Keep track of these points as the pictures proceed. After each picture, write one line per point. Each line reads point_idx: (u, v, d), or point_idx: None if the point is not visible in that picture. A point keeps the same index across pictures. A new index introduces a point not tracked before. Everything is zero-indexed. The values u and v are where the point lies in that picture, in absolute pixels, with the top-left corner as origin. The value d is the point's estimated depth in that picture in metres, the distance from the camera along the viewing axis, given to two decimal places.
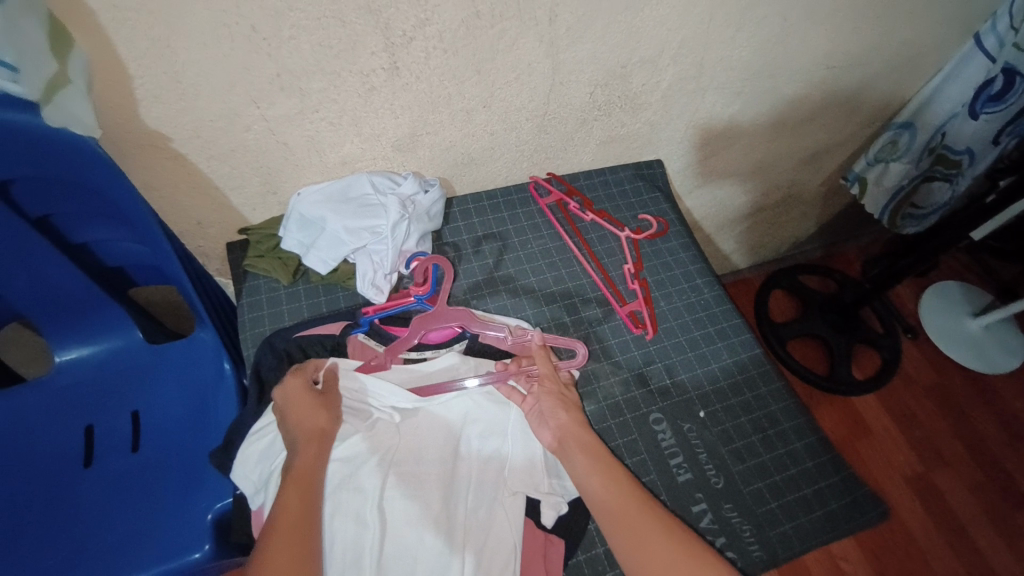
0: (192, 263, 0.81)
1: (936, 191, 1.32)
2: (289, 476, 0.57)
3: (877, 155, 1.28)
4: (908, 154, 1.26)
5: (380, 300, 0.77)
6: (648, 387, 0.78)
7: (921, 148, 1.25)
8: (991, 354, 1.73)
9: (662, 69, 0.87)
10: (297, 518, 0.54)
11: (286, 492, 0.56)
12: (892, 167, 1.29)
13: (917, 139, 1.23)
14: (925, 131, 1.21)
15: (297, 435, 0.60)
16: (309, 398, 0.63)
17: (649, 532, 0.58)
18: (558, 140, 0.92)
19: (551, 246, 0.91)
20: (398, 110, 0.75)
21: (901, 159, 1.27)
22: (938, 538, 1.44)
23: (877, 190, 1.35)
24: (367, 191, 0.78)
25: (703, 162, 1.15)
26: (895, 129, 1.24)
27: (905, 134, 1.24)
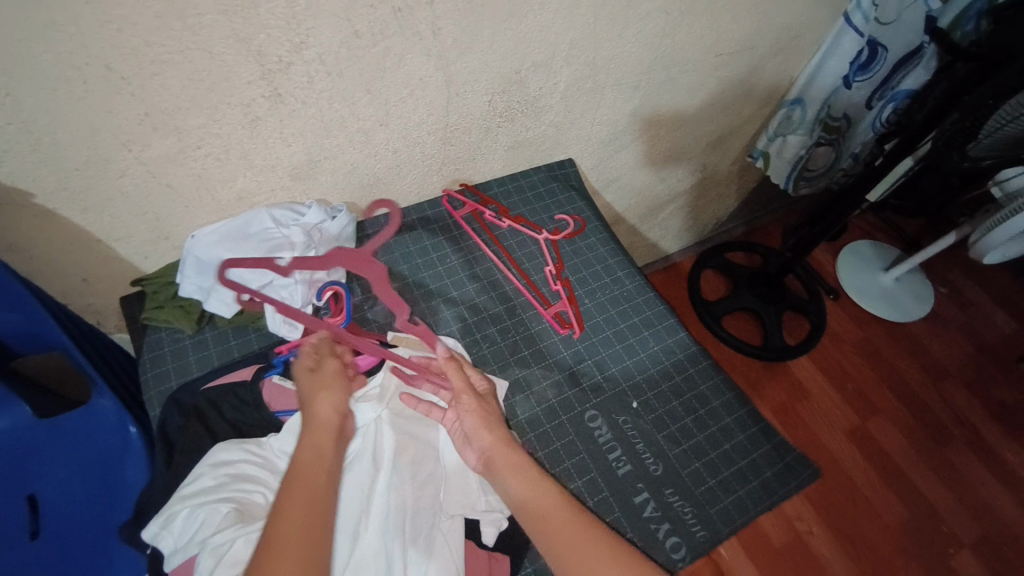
0: (77, 322, 0.74)
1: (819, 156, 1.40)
2: (286, 481, 0.57)
3: (776, 131, 1.35)
4: (802, 127, 1.32)
5: (296, 336, 0.75)
6: (580, 386, 0.80)
7: (813, 121, 1.31)
8: (904, 304, 1.86)
9: (557, 72, 0.88)
10: (297, 525, 0.53)
11: (282, 499, 0.55)
12: (790, 141, 1.35)
13: (808, 113, 1.30)
14: (814, 104, 1.28)
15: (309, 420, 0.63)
16: (309, 378, 0.67)
17: (585, 550, 0.57)
18: (465, 150, 0.92)
19: (471, 257, 0.90)
20: (289, 138, 0.73)
21: (798, 132, 1.33)
22: (879, 483, 1.53)
23: (781, 162, 1.40)
24: (268, 225, 0.76)
25: (614, 156, 1.18)
26: (788, 106, 1.30)
27: (797, 109, 1.31)
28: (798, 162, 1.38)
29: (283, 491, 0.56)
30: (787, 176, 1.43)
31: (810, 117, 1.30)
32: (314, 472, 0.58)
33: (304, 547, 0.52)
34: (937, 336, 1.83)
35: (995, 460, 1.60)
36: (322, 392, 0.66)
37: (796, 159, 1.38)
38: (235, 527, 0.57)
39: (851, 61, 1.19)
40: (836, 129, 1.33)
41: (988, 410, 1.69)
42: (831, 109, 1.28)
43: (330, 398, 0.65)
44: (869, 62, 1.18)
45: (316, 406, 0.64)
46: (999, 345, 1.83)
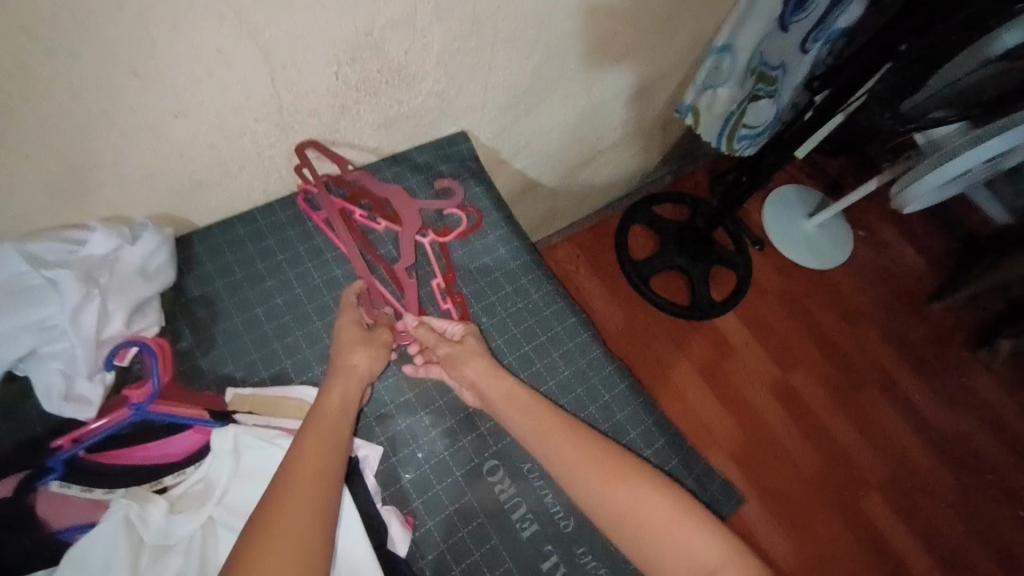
0: None
1: (759, 110, 1.20)
2: (311, 423, 0.56)
3: (705, 82, 1.20)
4: (733, 78, 1.17)
5: (90, 415, 0.56)
6: (478, 432, 0.67)
7: (743, 70, 1.16)
8: (825, 250, 1.84)
9: (426, 29, 0.66)
10: (313, 462, 0.52)
11: (303, 437, 0.54)
12: (719, 93, 1.22)
13: (739, 62, 1.15)
14: (744, 52, 1.13)
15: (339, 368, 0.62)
16: (359, 330, 0.65)
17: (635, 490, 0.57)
18: (317, 135, 0.71)
19: (338, 273, 0.73)
20: (23, 146, 0.50)
21: (728, 84, 1.20)
22: (799, 436, 1.56)
23: (711, 118, 1.27)
24: (23, 268, 0.55)
25: (519, 121, 0.99)
26: (717, 54, 1.15)
27: (726, 57, 1.15)
28: (731, 118, 1.23)
29: (305, 429, 0.55)
30: (719, 135, 1.28)
31: (741, 66, 1.15)
32: (333, 421, 0.57)
33: (318, 484, 0.50)
34: (856, 281, 1.84)
35: (902, 401, 1.67)
36: (358, 346, 0.64)
37: (727, 114, 1.24)
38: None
39: None
40: (774, 80, 1.14)
41: (899, 352, 1.75)
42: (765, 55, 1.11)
43: (363, 354, 0.64)
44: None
45: (349, 358, 0.63)
46: (910, 286, 1.86)
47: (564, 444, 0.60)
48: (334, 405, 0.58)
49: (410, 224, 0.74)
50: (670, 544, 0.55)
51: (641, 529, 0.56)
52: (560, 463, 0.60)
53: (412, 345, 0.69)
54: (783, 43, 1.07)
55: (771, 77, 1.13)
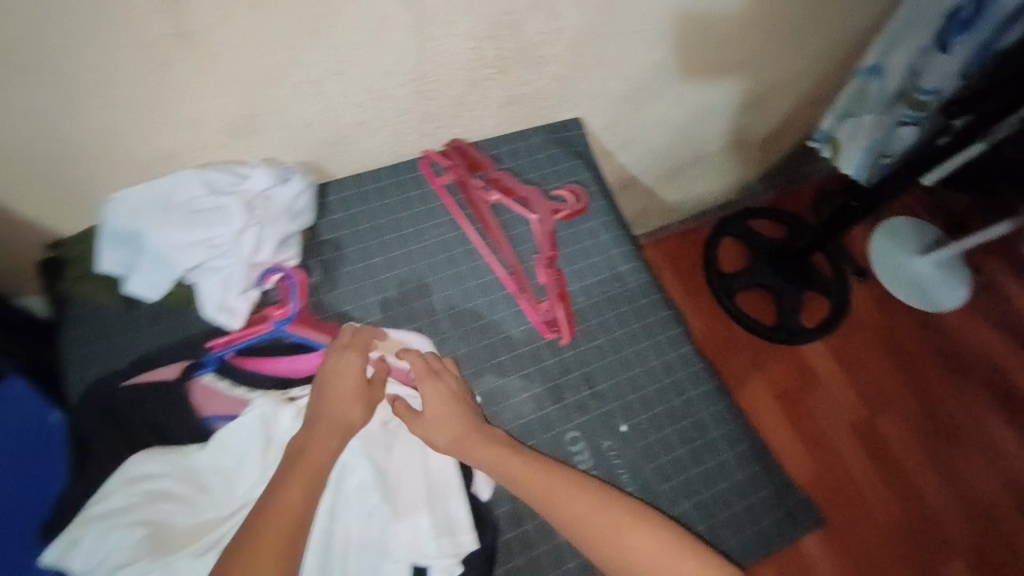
0: None
1: (901, 137, 1.13)
2: (295, 470, 0.53)
3: (846, 108, 1.16)
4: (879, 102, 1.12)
5: (235, 325, 0.64)
6: (563, 402, 0.69)
7: (892, 94, 1.09)
8: (934, 293, 1.70)
9: (564, 13, 0.68)
10: (291, 513, 0.50)
11: (288, 483, 0.52)
12: (862, 120, 1.16)
13: (888, 86, 1.08)
14: (895, 75, 1.06)
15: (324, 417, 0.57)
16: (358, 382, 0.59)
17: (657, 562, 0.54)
18: (448, 106, 0.75)
19: (451, 236, 0.78)
20: (214, 87, 0.57)
21: (874, 111, 1.13)
22: (878, 483, 1.46)
23: (853, 147, 1.22)
24: (200, 193, 0.63)
25: (633, 115, 1.00)
26: (863, 76, 1.10)
27: (874, 81, 1.10)
28: (873, 146, 1.18)
29: (287, 475, 0.52)
30: (861, 164, 1.23)
31: (890, 90, 1.09)
32: (318, 465, 0.54)
33: (290, 541, 0.49)
34: (968, 329, 1.69)
35: (1004, 466, 1.52)
36: (355, 403, 0.58)
37: (871, 142, 1.17)
38: (149, 559, 0.52)
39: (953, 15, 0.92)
40: (924, 105, 1.05)
41: (1008, 412, 1.58)
42: (919, 80, 1.03)
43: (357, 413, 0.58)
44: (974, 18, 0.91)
45: (341, 404, 0.58)
46: None
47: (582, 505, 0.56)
48: (323, 448, 0.55)
49: (541, 213, 0.75)
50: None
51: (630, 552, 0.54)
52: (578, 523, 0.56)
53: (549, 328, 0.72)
54: (943, 67, 0.98)
55: (921, 101, 1.04)
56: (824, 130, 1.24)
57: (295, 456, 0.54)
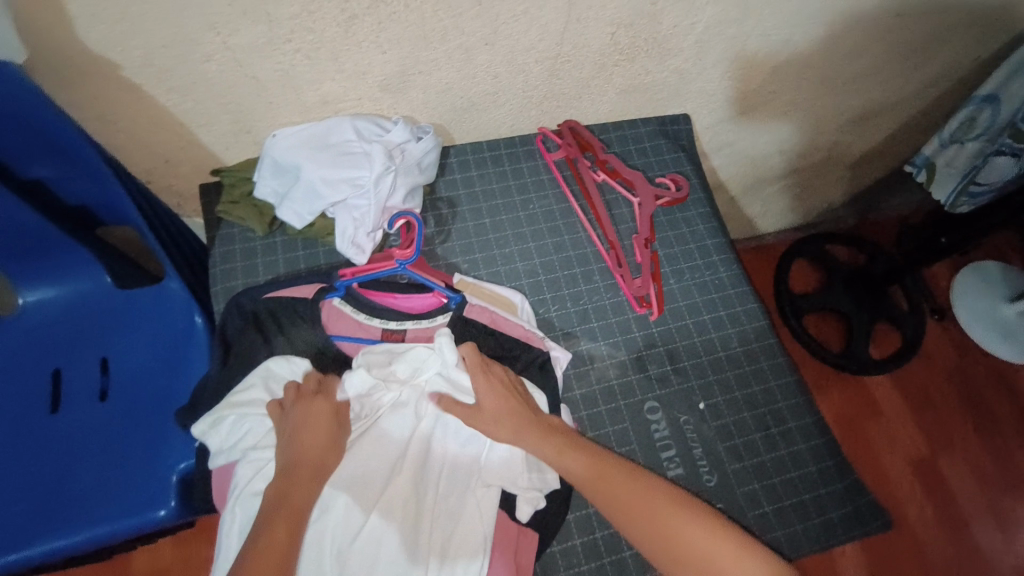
0: (160, 209, 0.75)
1: (996, 169, 1.09)
2: (277, 515, 0.53)
3: (951, 134, 1.12)
4: (989, 132, 1.08)
5: (361, 260, 0.72)
6: (646, 373, 0.73)
7: (1004, 124, 1.06)
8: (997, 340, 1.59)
9: (699, 9, 0.74)
10: (276, 557, 0.50)
11: (271, 529, 0.52)
12: (966, 148, 1.12)
13: (1001, 115, 1.06)
14: (1011, 105, 1.04)
15: (299, 463, 0.57)
16: (328, 427, 0.59)
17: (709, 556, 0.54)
18: (572, 86, 0.81)
19: (556, 207, 0.83)
20: (385, 44, 0.65)
21: (979, 140, 1.10)
22: (935, 526, 1.40)
23: (947, 174, 1.18)
24: (349, 137, 0.71)
25: (736, 119, 1.03)
26: (977, 103, 1.07)
27: (986, 109, 1.07)
28: (968, 173, 1.15)
29: (268, 520, 0.53)
30: (953, 191, 1.19)
31: (1003, 119, 1.06)
32: (308, 471, 0.57)
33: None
34: None
35: None
36: (321, 421, 0.60)
37: (970, 170, 1.15)
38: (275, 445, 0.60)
39: None
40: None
41: None
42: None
43: (325, 433, 0.59)
44: None
45: (309, 447, 0.58)
46: None
47: (627, 486, 0.59)
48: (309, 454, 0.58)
49: (644, 198, 0.80)
50: (703, 556, 0.54)
51: (670, 536, 0.56)
52: (622, 503, 0.58)
53: (638, 304, 0.77)
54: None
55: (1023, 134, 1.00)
56: (923, 154, 1.18)
57: (276, 503, 0.54)
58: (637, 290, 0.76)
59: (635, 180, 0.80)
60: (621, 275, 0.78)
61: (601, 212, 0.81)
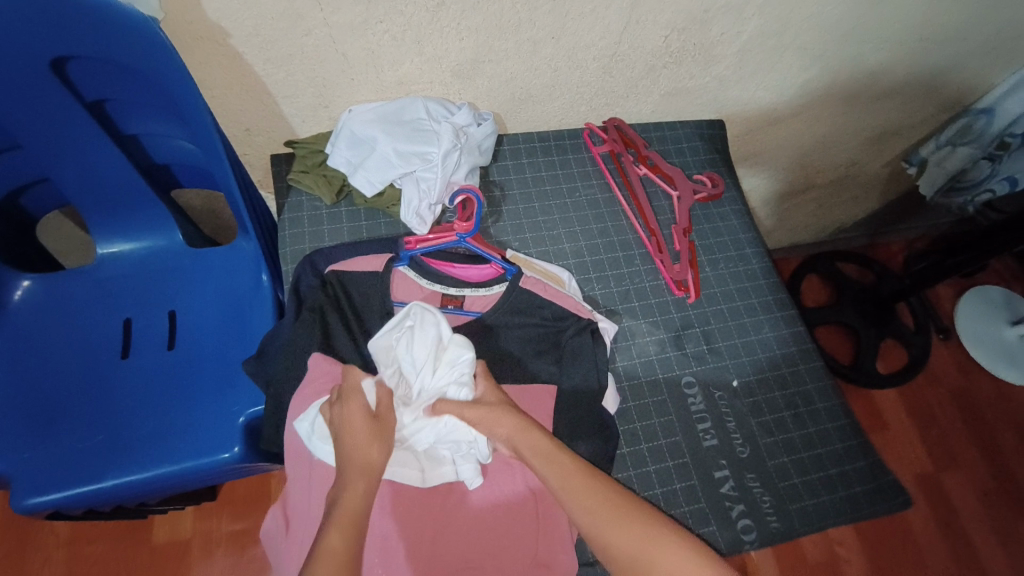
0: (251, 193, 0.78)
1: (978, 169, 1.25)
2: (331, 519, 0.51)
3: (947, 138, 1.21)
4: (980, 139, 1.18)
5: (421, 231, 0.77)
6: (683, 350, 0.78)
7: (993, 134, 1.17)
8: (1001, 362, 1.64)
9: (746, 20, 0.81)
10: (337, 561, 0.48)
11: (330, 533, 0.50)
12: (958, 152, 1.22)
13: (994, 125, 1.16)
14: (1004, 117, 1.14)
15: (349, 466, 0.55)
16: (364, 422, 0.58)
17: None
18: (622, 84, 0.87)
19: (600, 196, 0.89)
20: (463, 31, 0.71)
21: (970, 146, 1.20)
22: (938, 538, 1.42)
23: (938, 173, 1.28)
24: (421, 116, 0.77)
25: (766, 129, 1.09)
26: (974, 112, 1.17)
27: (981, 119, 1.17)
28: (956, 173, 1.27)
29: (326, 526, 0.50)
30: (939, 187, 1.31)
31: (994, 130, 1.17)
32: (368, 474, 0.55)
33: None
34: None
35: None
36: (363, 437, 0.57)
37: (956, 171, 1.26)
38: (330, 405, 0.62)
39: None
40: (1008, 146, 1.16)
41: None
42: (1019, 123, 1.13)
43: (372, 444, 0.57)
44: None
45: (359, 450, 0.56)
46: None
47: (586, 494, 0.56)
48: (354, 503, 0.52)
49: (684, 192, 0.85)
50: None
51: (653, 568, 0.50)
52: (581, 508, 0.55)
53: (679, 288, 0.81)
54: None
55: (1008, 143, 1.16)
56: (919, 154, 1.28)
57: (331, 508, 0.52)
58: (682, 274, 0.81)
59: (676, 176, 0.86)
60: (661, 259, 0.83)
61: (643, 200, 0.86)
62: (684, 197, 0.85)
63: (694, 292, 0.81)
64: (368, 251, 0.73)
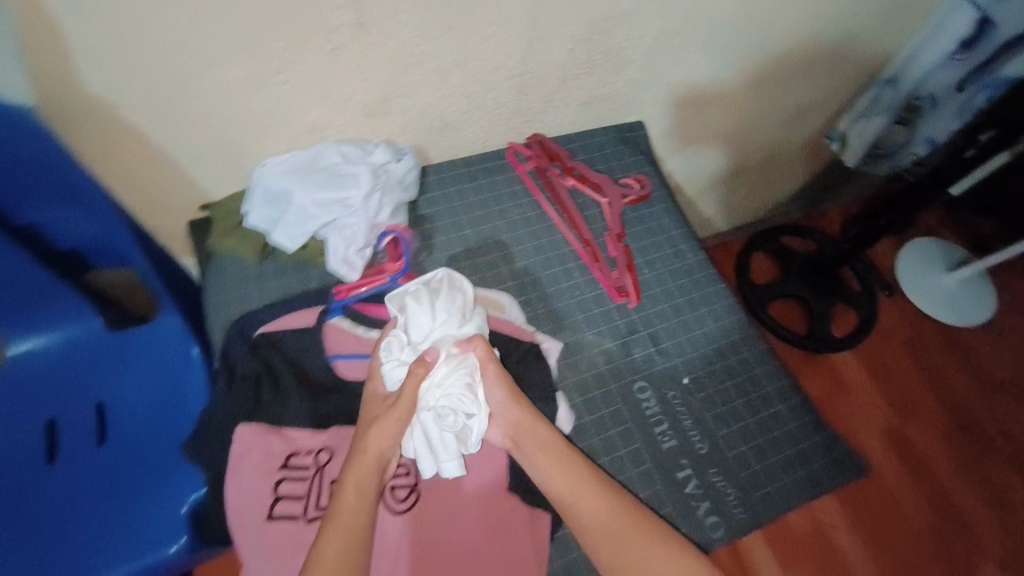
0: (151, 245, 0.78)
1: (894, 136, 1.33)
2: (333, 510, 0.58)
3: (862, 110, 1.27)
4: (891, 107, 1.24)
5: (352, 277, 0.76)
6: (632, 356, 0.78)
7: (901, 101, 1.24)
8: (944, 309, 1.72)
9: (646, 24, 0.83)
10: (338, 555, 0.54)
11: (329, 529, 0.56)
12: (874, 121, 1.27)
13: (900, 94, 1.22)
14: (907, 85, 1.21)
15: (362, 450, 0.61)
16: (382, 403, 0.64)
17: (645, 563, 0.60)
18: (538, 100, 0.88)
19: (531, 214, 0.89)
20: (366, 71, 0.70)
21: (884, 114, 1.25)
22: (913, 489, 1.47)
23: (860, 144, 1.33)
24: (337, 161, 0.75)
25: (687, 122, 1.12)
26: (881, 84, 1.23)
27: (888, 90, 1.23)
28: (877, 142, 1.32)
29: (327, 522, 0.57)
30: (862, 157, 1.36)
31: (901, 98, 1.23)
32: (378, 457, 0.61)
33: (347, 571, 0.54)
34: (994, 343, 1.71)
35: None
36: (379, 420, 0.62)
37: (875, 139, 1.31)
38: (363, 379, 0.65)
39: (957, 37, 1.11)
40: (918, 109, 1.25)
41: None
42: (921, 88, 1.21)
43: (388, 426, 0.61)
44: (974, 40, 1.10)
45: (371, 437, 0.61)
46: None
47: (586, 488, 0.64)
48: (354, 491, 0.59)
49: (612, 198, 0.86)
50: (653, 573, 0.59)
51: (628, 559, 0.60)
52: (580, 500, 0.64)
53: (623, 294, 0.82)
54: (941, 78, 1.18)
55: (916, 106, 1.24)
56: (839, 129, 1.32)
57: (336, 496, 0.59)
58: (622, 280, 0.83)
59: (604, 184, 0.88)
60: (598, 269, 0.84)
61: (575, 213, 0.88)
62: (612, 204, 0.86)
63: (636, 296, 0.82)
64: (300, 307, 0.72)
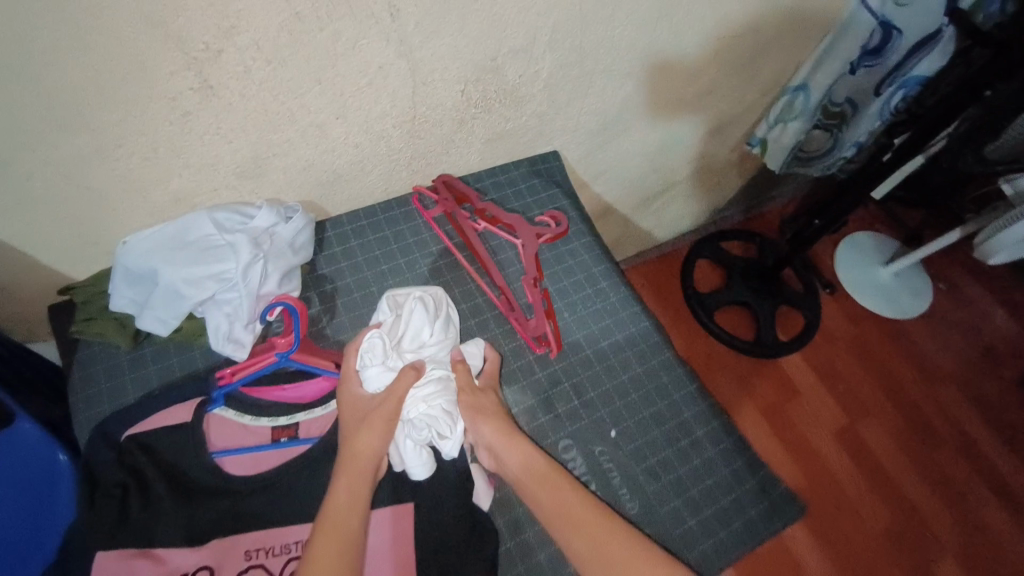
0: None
1: (817, 140, 1.32)
2: (322, 522, 0.56)
3: (777, 117, 1.26)
4: (805, 114, 1.22)
5: (241, 355, 0.69)
6: (554, 412, 0.73)
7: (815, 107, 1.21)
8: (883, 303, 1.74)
9: (539, 58, 0.78)
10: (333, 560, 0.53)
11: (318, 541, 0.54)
12: (790, 127, 1.26)
13: (812, 100, 1.20)
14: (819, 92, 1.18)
15: (352, 453, 0.61)
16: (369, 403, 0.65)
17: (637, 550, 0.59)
18: (437, 142, 0.83)
19: (442, 263, 0.83)
20: (228, 134, 0.63)
21: (799, 120, 1.24)
22: (867, 489, 1.47)
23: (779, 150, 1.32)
24: (209, 232, 0.68)
25: (605, 147, 1.09)
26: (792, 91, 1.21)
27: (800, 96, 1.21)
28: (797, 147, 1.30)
29: (316, 531, 0.55)
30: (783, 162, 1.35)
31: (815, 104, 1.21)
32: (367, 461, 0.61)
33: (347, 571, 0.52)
34: (933, 333, 1.74)
35: (985, 466, 1.54)
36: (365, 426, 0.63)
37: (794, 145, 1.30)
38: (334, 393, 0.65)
39: (862, 45, 1.07)
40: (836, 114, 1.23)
41: (981, 411, 1.62)
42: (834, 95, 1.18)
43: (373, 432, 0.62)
44: (881, 48, 1.06)
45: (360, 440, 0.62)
46: (998, 345, 1.74)
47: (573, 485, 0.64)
48: (342, 501, 0.58)
49: (526, 239, 0.78)
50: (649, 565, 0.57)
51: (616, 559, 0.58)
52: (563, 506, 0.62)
53: (543, 346, 0.77)
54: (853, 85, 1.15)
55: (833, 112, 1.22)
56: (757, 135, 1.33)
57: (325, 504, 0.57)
58: (540, 329, 0.77)
59: (517, 223, 0.78)
60: (516, 318, 0.78)
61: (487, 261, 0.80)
62: (527, 250, 0.76)
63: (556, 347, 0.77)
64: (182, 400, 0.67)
